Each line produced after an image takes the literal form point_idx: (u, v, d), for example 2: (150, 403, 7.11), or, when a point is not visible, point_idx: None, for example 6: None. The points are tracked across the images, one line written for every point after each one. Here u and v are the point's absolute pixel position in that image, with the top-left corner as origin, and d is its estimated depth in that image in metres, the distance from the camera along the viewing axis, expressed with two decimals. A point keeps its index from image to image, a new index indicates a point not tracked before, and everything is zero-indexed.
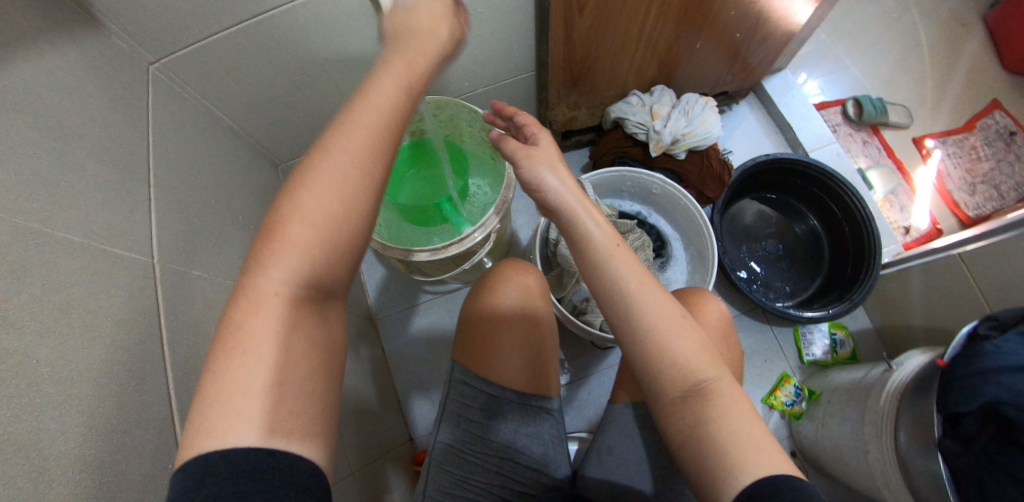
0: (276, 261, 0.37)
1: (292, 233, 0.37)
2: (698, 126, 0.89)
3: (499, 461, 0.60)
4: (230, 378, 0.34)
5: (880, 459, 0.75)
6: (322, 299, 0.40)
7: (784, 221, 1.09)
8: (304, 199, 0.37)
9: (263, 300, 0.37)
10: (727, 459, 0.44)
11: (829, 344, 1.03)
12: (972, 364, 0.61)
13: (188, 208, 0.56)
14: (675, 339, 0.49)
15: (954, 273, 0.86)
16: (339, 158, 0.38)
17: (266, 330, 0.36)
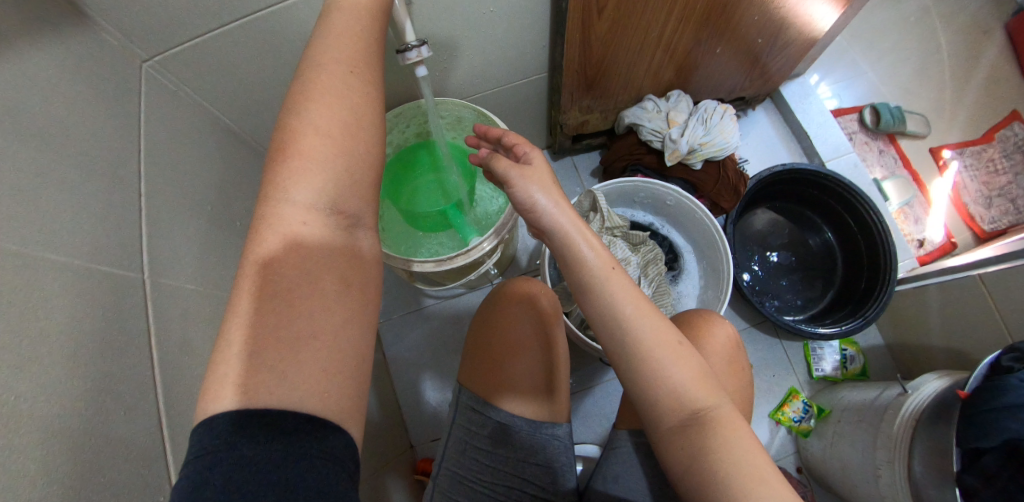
0: (284, 228, 0.37)
1: (304, 147, 0.38)
2: (717, 135, 0.85)
3: (504, 487, 0.59)
4: (257, 324, 0.35)
5: (892, 487, 0.72)
6: (347, 227, 0.40)
7: (799, 234, 1.05)
8: (308, 118, 0.39)
9: (286, 226, 0.37)
10: (732, 495, 0.42)
11: (839, 360, 0.98)
12: (994, 397, 0.60)
13: (177, 205, 0.57)
14: (672, 366, 0.47)
15: (971, 295, 0.82)
16: (310, 137, 0.39)
17: (287, 266, 0.36)
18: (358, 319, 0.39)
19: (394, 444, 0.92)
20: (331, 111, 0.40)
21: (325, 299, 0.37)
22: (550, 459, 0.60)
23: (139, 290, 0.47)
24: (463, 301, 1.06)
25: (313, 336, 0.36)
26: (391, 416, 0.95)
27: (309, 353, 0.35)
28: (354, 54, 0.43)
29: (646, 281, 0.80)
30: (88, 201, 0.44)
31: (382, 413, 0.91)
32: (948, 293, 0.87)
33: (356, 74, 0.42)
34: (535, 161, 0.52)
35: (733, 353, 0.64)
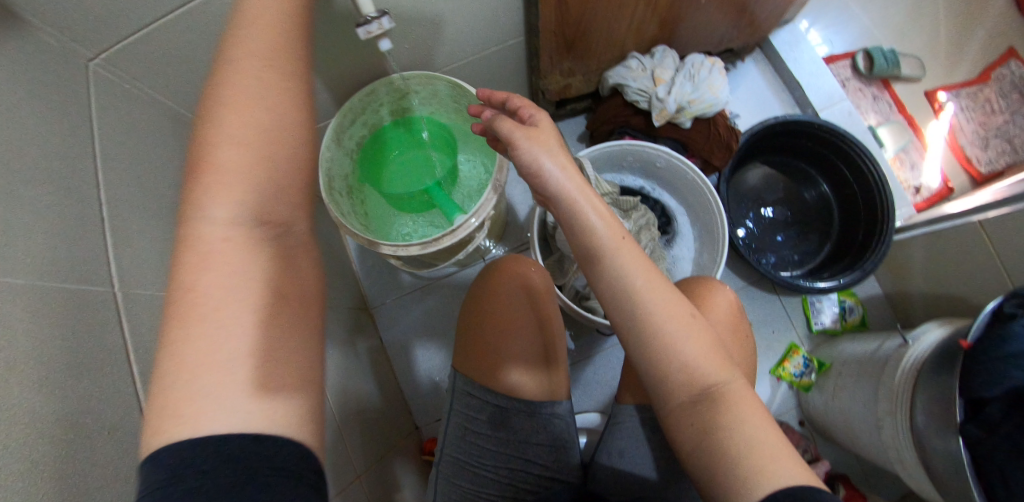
0: (207, 248, 0.35)
1: (219, 158, 0.36)
2: (705, 91, 0.81)
3: (509, 470, 0.58)
4: (195, 350, 0.32)
5: (894, 437, 0.72)
6: (278, 233, 0.38)
7: (795, 188, 1.02)
8: (220, 125, 0.36)
9: (212, 246, 0.35)
10: (744, 471, 0.41)
11: (838, 312, 0.97)
12: (997, 346, 0.60)
13: (141, 207, 0.53)
14: (685, 340, 0.46)
15: (970, 241, 0.80)
16: (232, 147, 0.36)
17: (219, 287, 0.34)
18: (295, 336, 0.37)
19: (398, 428, 0.91)
20: (246, 116, 0.37)
21: (261, 311, 0.35)
22: (554, 438, 0.59)
23: (105, 301, 0.44)
24: (455, 281, 1.04)
25: (252, 351, 0.34)
26: (393, 400, 0.94)
27: (245, 370, 0.33)
28: (279, 48, 0.39)
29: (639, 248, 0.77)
30: (43, 212, 0.40)
31: (384, 398, 0.90)
32: (946, 240, 0.85)
33: (275, 67, 0.38)
34: (543, 122, 0.48)
35: (738, 319, 0.64)
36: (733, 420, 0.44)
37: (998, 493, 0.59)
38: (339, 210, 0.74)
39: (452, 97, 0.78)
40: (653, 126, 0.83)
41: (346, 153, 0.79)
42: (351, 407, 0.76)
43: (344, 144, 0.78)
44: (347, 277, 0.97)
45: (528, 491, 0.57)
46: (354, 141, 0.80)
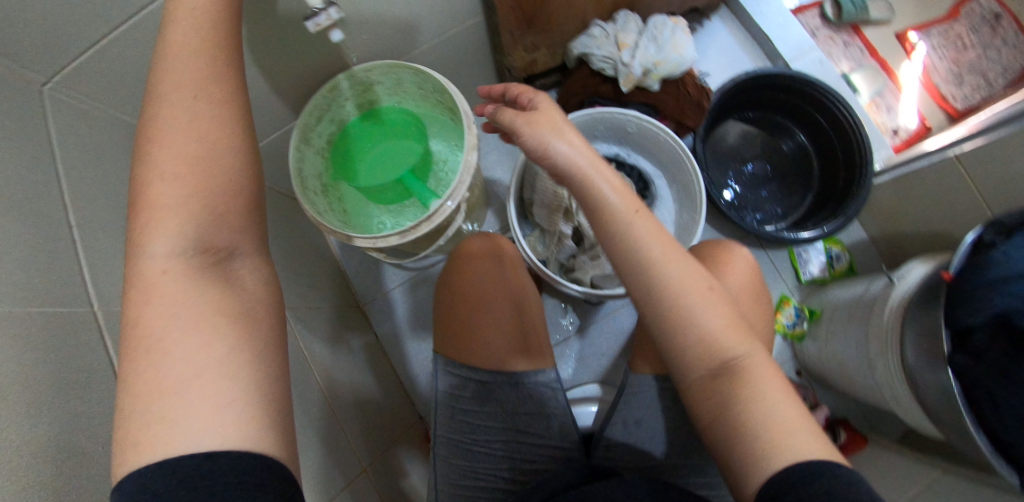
0: (153, 283, 0.35)
1: (157, 195, 0.36)
2: (669, 52, 0.79)
3: (504, 444, 0.59)
4: (145, 381, 0.33)
5: (886, 375, 0.73)
6: (222, 260, 0.39)
7: (772, 141, 1.02)
8: (156, 162, 0.37)
9: (154, 280, 0.36)
10: (761, 443, 0.43)
11: (825, 261, 0.96)
12: (979, 275, 0.61)
13: (113, 225, 0.52)
14: (705, 313, 0.47)
15: (948, 176, 0.80)
16: (160, 182, 0.36)
17: (166, 317, 0.35)
18: (246, 354, 0.37)
19: (401, 419, 0.92)
20: (179, 148, 0.37)
21: (205, 336, 0.35)
22: (544, 408, 0.60)
23: (86, 322, 0.44)
24: None
25: (197, 375, 0.34)
26: (394, 393, 0.95)
27: (198, 392, 0.33)
28: (204, 73, 0.39)
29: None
30: (11, 242, 0.40)
31: (385, 391, 0.91)
32: (924, 178, 0.85)
33: (205, 96, 0.38)
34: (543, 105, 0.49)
35: (753, 283, 0.66)
36: (753, 393, 0.45)
37: (989, 421, 0.59)
38: (315, 210, 0.74)
39: (417, 85, 0.77)
40: (621, 92, 0.82)
41: (316, 152, 0.79)
42: (351, 404, 0.77)
43: (313, 143, 0.78)
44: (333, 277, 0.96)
45: (524, 462, 0.58)
46: (323, 139, 0.80)
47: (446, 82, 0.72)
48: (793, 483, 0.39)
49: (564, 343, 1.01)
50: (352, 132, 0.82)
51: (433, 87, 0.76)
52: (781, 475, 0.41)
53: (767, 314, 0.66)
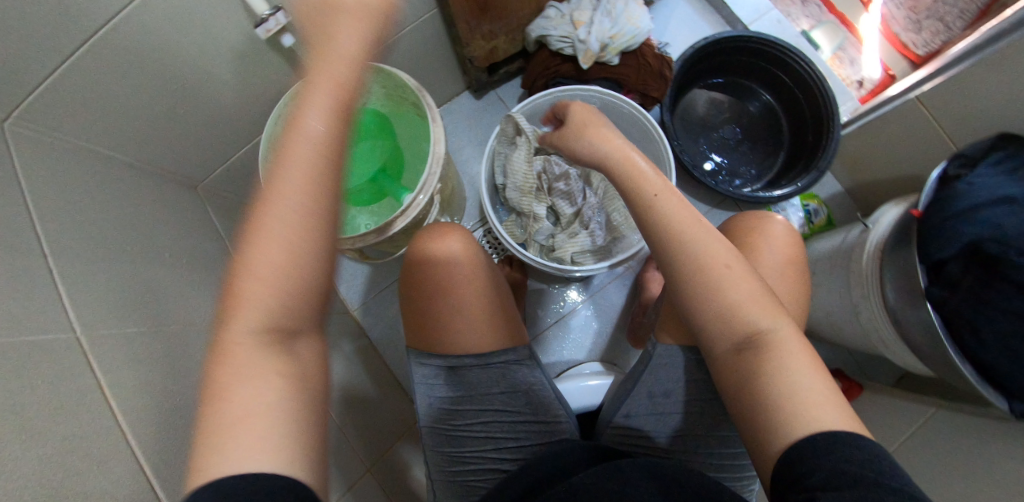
0: (233, 349, 0.36)
1: (249, 286, 0.36)
2: (625, 24, 0.80)
3: (484, 425, 0.62)
4: (212, 423, 0.34)
5: (871, 319, 0.74)
6: (291, 334, 0.38)
7: (739, 104, 1.03)
8: (255, 251, 0.36)
9: (234, 351, 0.36)
10: (783, 416, 0.42)
11: (804, 217, 0.96)
12: (944, 208, 0.62)
13: (89, 248, 0.53)
14: (730, 287, 0.48)
15: (913, 118, 0.81)
16: (255, 257, 0.36)
17: (239, 377, 0.36)
18: (297, 404, 0.37)
19: (400, 418, 0.92)
20: (277, 234, 0.36)
21: (262, 390, 0.36)
22: (516, 385, 0.63)
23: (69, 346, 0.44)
24: None
25: (248, 417, 0.34)
26: (393, 392, 0.95)
27: (248, 429, 0.34)
28: (324, 152, 0.37)
29: (591, 190, 0.82)
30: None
31: (382, 391, 0.91)
32: (890, 124, 0.86)
33: (308, 182, 0.37)
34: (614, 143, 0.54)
35: (790, 252, 0.64)
36: (778, 365, 0.44)
37: (972, 350, 0.59)
38: None
39: (380, 84, 0.78)
40: (582, 69, 0.83)
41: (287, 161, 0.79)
42: (348, 406, 0.77)
43: (282, 152, 0.78)
44: None
45: (505, 440, 0.62)
46: (293, 148, 0.80)
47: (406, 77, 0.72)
48: (809, 452, 0.39)
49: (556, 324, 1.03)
50: None
51: (396, 84, 0.76)
52: (796, 445, 0.40)
53: (805, 282, 0.65)
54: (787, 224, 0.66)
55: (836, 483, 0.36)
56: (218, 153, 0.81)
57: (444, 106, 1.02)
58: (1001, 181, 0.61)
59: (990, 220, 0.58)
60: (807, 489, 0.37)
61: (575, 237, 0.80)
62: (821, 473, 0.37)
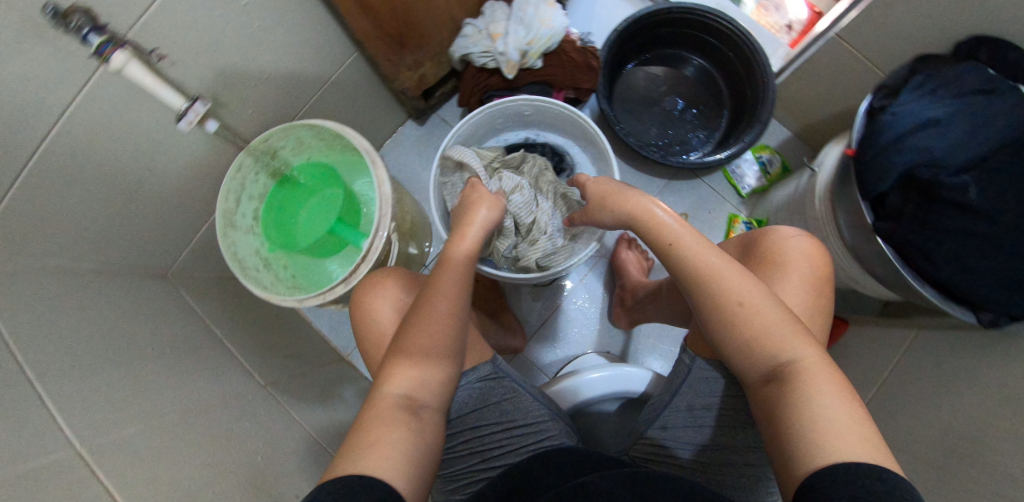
0: (383, 397, 0.53)
1: (405, 353, 0.55)
2: (539, 28, 0.81)
3: (467, 443, 0.66)
4: (356, 441, 0.49)
5: (836, 259, 0.76)
6: (418, 404, 0.54)
7: (673, 73, 1.04)
8: (416, 327, 0.56)
9: (381, 396, 0.53)
10: (803, 444, 0.43)
11: (759, 170, 0.98)
12: (876, 140, 0.63)
13: (73, 364, 0.55)
14: (756, 320, 0.50)
15: (838, 54, 0.83)
16: (419, 336, 0.55)
17: (383, 412, 0.51)
18: (412, 434, 0.51)
19: None
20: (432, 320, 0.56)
21: (397, 421, 0.51)
22: (488, 400, 0.67)
23: (71, 464, 0.45)
24: None
25: (377, 439, 0.49)
26: None
27: (375, 448, 0.48)
28: (467, 273, 0.61)
29: (542, 196, 0.80)
30: None
31: None
32: (818, 64, 0.87)
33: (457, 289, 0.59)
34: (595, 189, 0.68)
35: (818, 271, 0.59)
36: (804, 397, 0.45)
37: (928, 272, 0.61)
38: (260, 288, 0.78)
39: (316, 137, 0.80)
40: (508, 79, 0.85)
41: (247, 232, 0.82)
42: None
43: (239, 224, 0.80)
44: (303, 345, 0.98)
45: (491, 451, 0.66)
46: (250, 218, 0.82)
47: (338, 126, 0.75)
48: (830, 477, 0.40)
49: (542, 328, 1.05)
50: (276, 200, 0.84)
51: (332, 134, 0.79)
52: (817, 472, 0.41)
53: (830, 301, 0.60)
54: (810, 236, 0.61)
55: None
56: (183, 238, 0.82)
57: (390, 143, 1.05)
58: (921, 104, 0.62)
59: (918, 145, 0.60)
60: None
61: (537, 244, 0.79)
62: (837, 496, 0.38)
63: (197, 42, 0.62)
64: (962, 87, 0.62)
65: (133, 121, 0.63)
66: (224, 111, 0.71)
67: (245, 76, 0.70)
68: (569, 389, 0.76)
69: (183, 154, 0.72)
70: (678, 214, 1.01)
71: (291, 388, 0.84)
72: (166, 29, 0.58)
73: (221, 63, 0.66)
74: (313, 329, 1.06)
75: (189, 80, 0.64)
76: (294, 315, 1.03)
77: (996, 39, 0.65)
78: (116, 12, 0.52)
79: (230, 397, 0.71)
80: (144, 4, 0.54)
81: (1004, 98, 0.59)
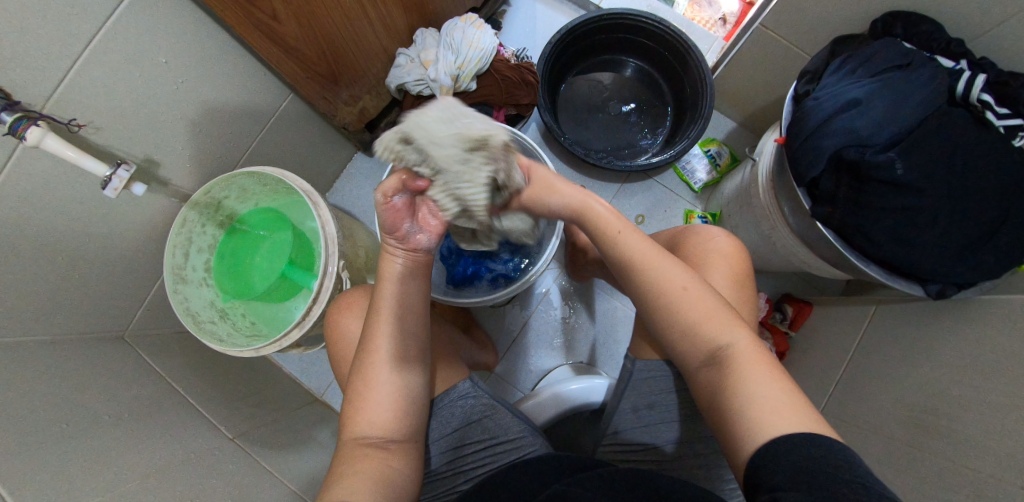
0: (353, 431, 0.53)
1: (368, 382, 0.55)
2: (468, 51, 0.83)
3: (451, 463, 0.62)
4: (334, 482, 0.49)
5: (785, 245, 0.76)
6: (383, 437, 0.53)
7: (614, 77, 1.05)
8: (371, 354, 0.55)
9: (350, 442, 0.53)
10: (745, 421, 0.46)
11: (708, 163, 0.99)
12: (803, 126, 0.62)
13: (33, 442, 0.53)
14: (689, 309, 0.52)
15: (767, 44, 0.84)
16: (376, 370, 0.55)
17: (355, 450, 0.52)
18: (382, 464, 0.51)
19: None
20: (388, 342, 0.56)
21: (367, 457, 0.51)
22: (469, 417, 0.64)
23: None
24: None
25: (351, 475, 0.49)
26: None
27: (351, 483, 0.48)
28: (417, 288, 0.58)
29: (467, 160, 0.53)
30: None
31: None
32: (750, 55, 0.88)
33: (410, 310, 0.57)
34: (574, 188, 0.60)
35: (738, 266, 0.63)
36: (741, 377, 0.48)
37: (872, 253, 0.59)
38: (216, 342, 0.75)
39: (260, 184, 0.79)
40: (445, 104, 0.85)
41: (199, 284, 0.80)
42: None
43: (190, 278, 0.78)
44: (276, 390, 0.97)
45: (473, 471, 0.62)
46: (201, 270, 0.80)
47: (278, 172, 0.74)
48: (773, 452, 0.42)
49: (513, 338, 1.04)
50: (228, 249, 0.83)
51: (275, 180, 0.78)
52: (762, 448, 0.43)
53: (754, 289, 0.64)
54: (731, 237, 0.65)
55: (794, 485, 0.38)
56: (147, 299, 0.79)
57: (342, 178, 1.06)
58: (842, 86, 0.62)
59: (843, 127, 0.59)
60: (772, 491, 0.39)
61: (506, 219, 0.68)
62: (782, 473, 0.40)
63: (121, 105, 0.61)
64: (879, 64, 0.62)
65: (71, 187, 0.62)
66: (160, 168, 0.70)
67: (177, 131, 0.70)
68: (541, 403, 0.75)
69: (130, 213, 0.70)
70: (635, 216, 1.01)
71: (265, 437, 0.83)
72: (86, 98, 0.57)
73: (149, 122, 0.66)
74: (284, 372, 1.04)
75: (118, 143, 0.63)
76: (263, 361, 1.01)
77: (907, 13, 0.66)
78: (33, 84, 0.52)
79: (204, 454, 0.70)
80: (58, 76, 0.54)
81: (917, 72, 0.60)
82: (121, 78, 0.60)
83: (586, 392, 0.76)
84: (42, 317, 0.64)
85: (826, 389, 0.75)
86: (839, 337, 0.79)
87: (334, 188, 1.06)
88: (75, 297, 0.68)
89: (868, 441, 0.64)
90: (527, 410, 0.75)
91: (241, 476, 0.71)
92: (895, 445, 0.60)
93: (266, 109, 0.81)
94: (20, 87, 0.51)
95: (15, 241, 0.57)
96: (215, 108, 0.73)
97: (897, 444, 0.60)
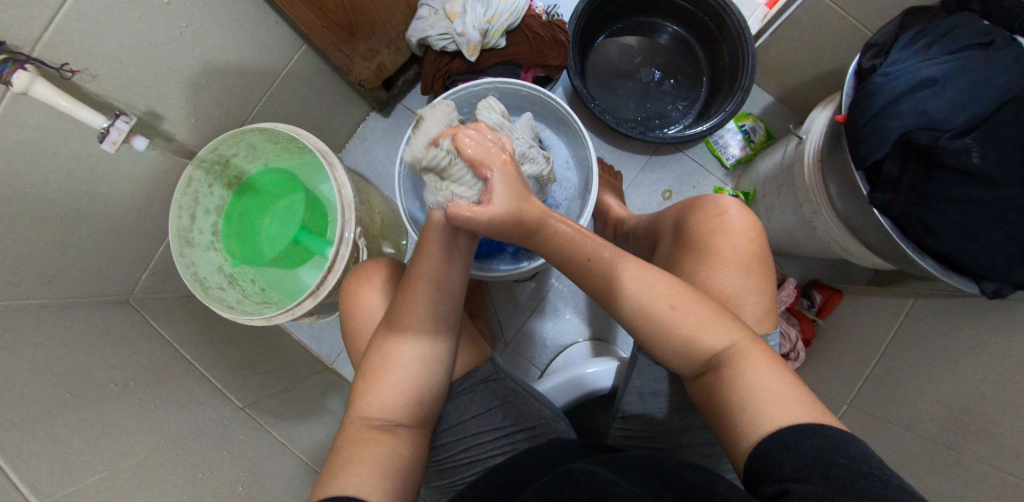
0: (361, 415, 0.51)
1: (395, 351, 0.53)
2: (499, 4, 0.77)
3: (466, 450, 0.60)
4: (350, 461, 0.48)
5: (826, 231, 0.73)
6: (392, 424, 0.51)
7: (647, 42, 0.98)
8: (405, 321, 0.53)
9: (358, 426, 0.51)
10: (747, 416, 0.44)
11: (742, 139, 0.94)
12: (869, 105, 0.57)
13: (41, 410, 0.50)
14: (680, 322, 0.49)
15: (821, 12, 0.77)
16: (394, 348, 0.53)
17: (372, 432, 0.50)
18: (392, 450, 0.50)
19: None
20: (417, 313, 0.53)
21: (379, 443, 0.49)
22: (488, 404, 0.61)
23: None
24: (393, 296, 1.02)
25: (360, 459, 0.48)
26: None
27: (363, 467, 0.47)
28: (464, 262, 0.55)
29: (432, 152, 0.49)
30: None
31: None
32: (800, 24, 0.81)
33: (437, 292, 0.54)
34: (497, 196, 0.45)
35: (750, 250, 0.57)
36: (739, 378, 0.46)
37: (931, 246, 0.56)
38: (226, 309, 0.71)
39: (271, 143, 0.73)
40: (471, 61, 0.80)
41: (207, 249, 0.75)
42: None
43: (197, 242, 0.74)
44: (286, 357, 0.95)
45: (492, 459, 0.59)
46: (208, 234, 0.76)
47: (290, 129, 0.68)
48: (776, 447, 0.40)
49: (529, 310, 1.02)
50: (235, 211, 0.78)
51: (286, 138, 0.71)
52: (760, 447, 0.42)
53: (771, 273, 0.59)
54: (744, 211, 0.59)
55: (801, 476, 0.37)
56: (152, 262, 0.75)
57: (355, 139, 1.01)
58: (914, 63, 0.57)
59: (915, 108, 0.55)
60: (777, 483, 0.38)
61: (451, 174, 0.46)
62: (791, 464, 0.38)
63: (119, 51, 0.55)
64: (955, 42, 0.57)
65: (63, 139, 0.56)
66: (162, 122, 0.65)
67: (182, 82, 0.64)
68: (552, 388, 0.73)
69: (133, 169, 0.65)
70: (662, 191, 0.98)
71: (276, 406, 0.81)
72: (80, 38, 0.51)
73: (148, 68, 0.59)
74: (293, 339, 1.02)
75: (118, 93, 0.58)
76: (274, 327, 0.99)
77: None
78: (14, 21, 0.46)
79: (216, 425, 0.67)
80: (44, 15, 0.48)
81: (1000, 51, 0.56)
82: (117, 18, 0.53)
83: (598, 378, 0.73)
84: (41, 278, 0.59)
85: (854, 382, 0.73)
86: (871, 328, 0.77)
87: (348, 149, 1.01)
88: (76, 258, 0.63)
89: (900, 438, 0.62)
90: (545, 392, 0.73)
91: (251, 447, 0.69)
92: (930, 442, 0.59)
93: (277, 63, 0.75)
94: (3, 23, 0.45)
95: (5, 197, 0.53)
96: (223, 57, 0.67)
97: (932, 443, 0.58)
